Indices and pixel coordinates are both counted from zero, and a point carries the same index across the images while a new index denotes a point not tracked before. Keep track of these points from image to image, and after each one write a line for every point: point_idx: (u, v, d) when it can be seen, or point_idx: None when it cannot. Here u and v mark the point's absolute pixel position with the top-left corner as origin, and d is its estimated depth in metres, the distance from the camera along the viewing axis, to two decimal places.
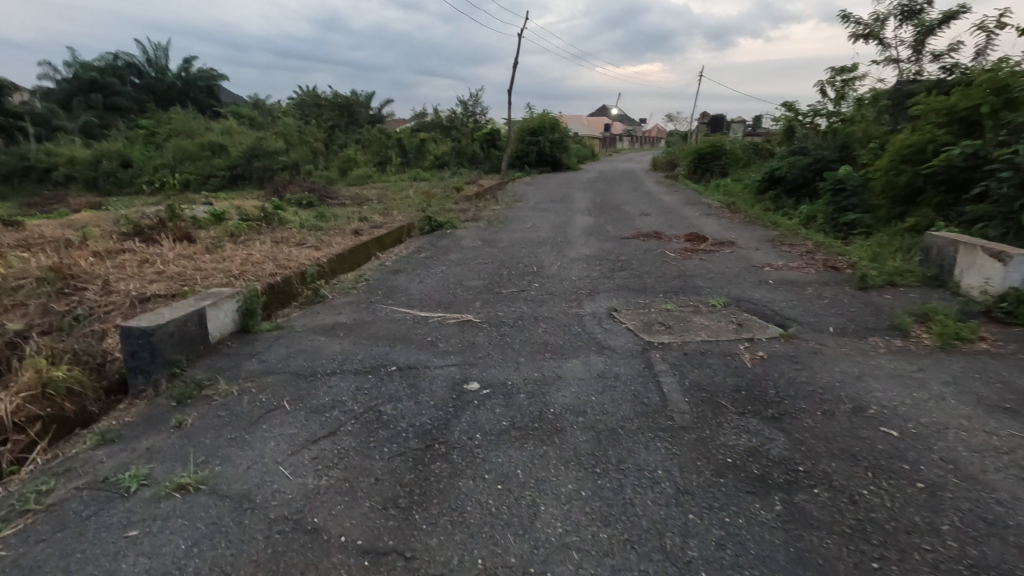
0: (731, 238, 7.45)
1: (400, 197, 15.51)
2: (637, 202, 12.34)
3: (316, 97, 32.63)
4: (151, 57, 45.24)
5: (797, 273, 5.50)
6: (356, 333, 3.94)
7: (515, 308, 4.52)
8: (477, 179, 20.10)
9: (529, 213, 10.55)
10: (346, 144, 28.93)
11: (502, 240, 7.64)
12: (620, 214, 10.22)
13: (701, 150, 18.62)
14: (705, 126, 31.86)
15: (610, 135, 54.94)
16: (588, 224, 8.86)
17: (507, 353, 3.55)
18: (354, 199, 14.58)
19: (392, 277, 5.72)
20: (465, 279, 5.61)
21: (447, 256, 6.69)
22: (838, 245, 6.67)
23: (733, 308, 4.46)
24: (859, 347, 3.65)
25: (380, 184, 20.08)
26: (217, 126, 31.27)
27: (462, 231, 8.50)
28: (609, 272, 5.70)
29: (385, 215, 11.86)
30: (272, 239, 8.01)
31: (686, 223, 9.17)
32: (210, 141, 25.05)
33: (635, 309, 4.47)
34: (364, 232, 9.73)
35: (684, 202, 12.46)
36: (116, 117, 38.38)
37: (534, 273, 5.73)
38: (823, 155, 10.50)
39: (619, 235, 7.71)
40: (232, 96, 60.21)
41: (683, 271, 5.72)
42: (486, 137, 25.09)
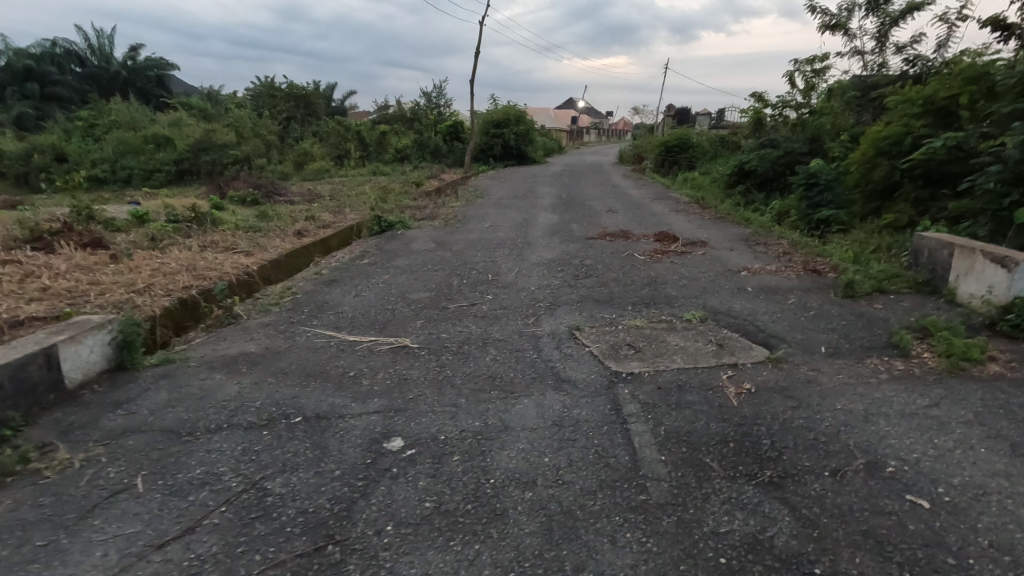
0: (703, 237, 6.95)
1: (355, 193, 14.62)
2: (603, 198, 11.80)
3: (270, 87, 31.11)
4: (94, 45, 42.69)
5: (777, 279, 5.00)
6: (262, 368, 3.23)
7: (462, 329, 3.88)
8: (440, 174, 19.30)
9: (489, 210, 9.88)
10: (302, 137, 27.66)
11: (457, 243, 6.96)
12: (585, 211, 9.66)
13: (668, 143, 18.23)
14: (672, 119, 31.68)
15: (577, 128, 54.57)
16: (552, 223, 8.25)
17: (444, 394, 2.90)
18: (304, 195, 13.65)
19: (325, 289, 5.00)
20: (409, 290, 4.93)
21: (393, 262, 5.98)
22: (816, 244, 6.23)
23: (711, 324, 3.92)
24: (858, 373, 3.13)
25: (338, 179, 19.11)
26: (164, 118, 29.55)
27: (414, 232, 7.78)
28: (571, 279, 5.09)
29: (336, 213, 11.05)
30: (199, 244, 7.15)
31: (654, 220, 8.67)
32: (154, 134, 23.55)
33: (600, 328, 3.86)
34: (308, 233, 8.91)
35: (652, 197, 12.01)
36: (55, 108, 36.03)
37: (488, 282, 5.09)
38: (793, 147, 10.14)
39: (584, 235, 7.13)
40: (184, 86, 57.51)
41: (653, 277, 5.16)
42: (450, 130, 24.25)
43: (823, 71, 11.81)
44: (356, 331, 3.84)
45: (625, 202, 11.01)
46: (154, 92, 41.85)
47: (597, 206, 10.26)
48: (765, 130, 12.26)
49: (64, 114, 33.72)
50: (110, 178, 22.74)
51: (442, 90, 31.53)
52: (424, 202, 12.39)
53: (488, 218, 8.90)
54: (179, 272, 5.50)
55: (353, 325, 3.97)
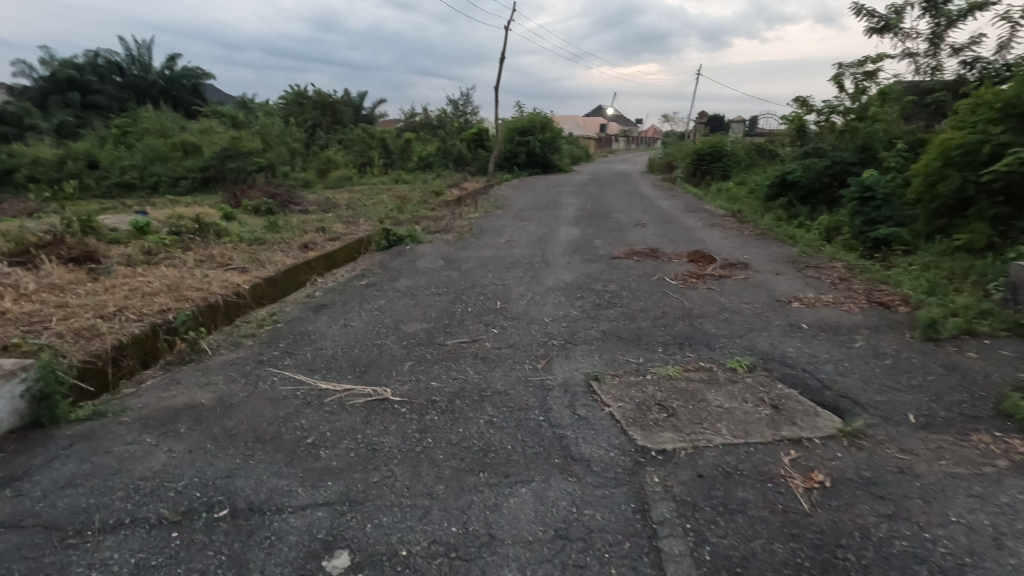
0: (743, 258, 6.18)
1: (373, 202, 14.19)
2: (631, 210, 11.05)
3: (298, 95, 31.24)
4: (135, 55, 43.89)
5: (837, 314, 4.23)
6: (206, 426, 2.64)
7: (457, 376, 3.24)
8: (461, 182, 18.82)
9: (508, 223, 9.25)
10: (328, 145, 27.59)
11: (467, 261, 6.34)
12: (611, 224, 8.95)
13: (701, 151, 17.33)
14: (704, 126, 30.66)
15: (606, 135, 53.76)
16: (573, 239, 7.56)
17: (420, 476, 2.26)
18: (321, 204, 13.26)
19: (312, 316, 4.43)
20: (405, 319, 4.32)
21: (394, 283, 5.39)
22: (877, 269, 5.42)
23: (760, 375, 3.19)
24: (966, 458, 2.38)
25: (359, 188, 18.81)
26: (195, 126, 29.94)
27: (424, 248, 7.21)
28: (592, 310, 4.41)
29: (349, 224, 10.59)
30: (194, 259, 6.70)
31: (685, 236, 7.93)
32: (182, 142, 23.75)
33: (623, 377, 3.18)
34: (314, 246, 8.43)
35: (683, 210, 11.22)
36: (94, 116, 36.99)
37: (495, 311, 4.45)
38: (842, 157, 9.26)
39: (608, 253, 6.44)
40: (219, 95, 58.78)
41: (687, 307, 4.44)
42: (474, 137, 23.79)
43: (875, 74, 10.87)
44: (331, 376, 3.24)
45: (653, 215, 10.25)
46: (188, 100, 42.72)
47: (624, 220, 9.54)
48: (809, 138, 11.34)
49: (101, 122, 34.57)
50: (139, 185, 22.98)
51: (468, 98, 31.15)
52: (442, 213, 11.86)
53: (504, 233, 8.26)
54: (159, 293, 5.01)
55: (330, 367, 3.37)
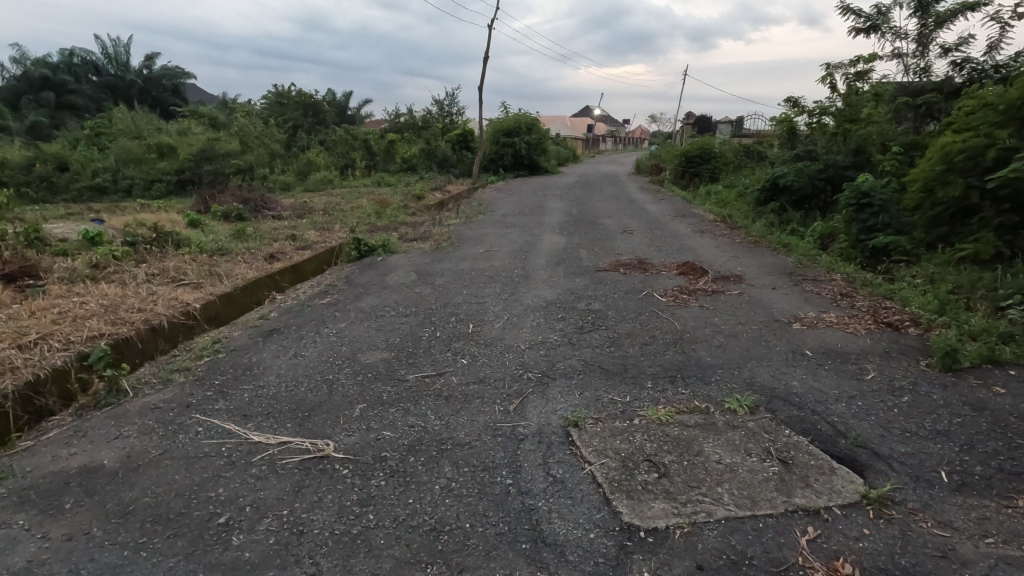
0: (735, 270, 5.80)
1: (352, 207, 13.66)
2: (618, 215, 10.66)
3: (279, 95, 30.53)
4: (111, 54, 42.79)
5: (842, 337, 3.85)
6: (100, 501, 2.17)
7: (416, 422, 2.80)
8: (445, 186, 18.32)
9: (489, 231, 8.81)
10: (309, 146, 26.94)
11: (442, 275, 5.88)
12: (597, 231, 8.54)
13: (689, 153, 17.00)
14: (691, 127, 30.45)
15: (593, 136, 53.50)
16: (557, 248, 7.14)
17: (353, 573, 1.82)
18: (296, 210, 12.71)
19: (261, 344, 3.96)
20: (365, 347, 3.85)
21: (359, 302, 4.92)
22: (879, 283, 5.06)
23: (763, 418, 2.78)
24: (1016, 532, 1.98)
25: (339, 191, 18.26)
26: (172, 127, 29.15)
27: (397, 260, 6.74)
28: (573, 334, 3.98)
29: (323, 232, 10.08)
30: (144, 274, 6.18)
31: (675, 244, 7.55)
32: (157, 143, 23.01)
33: (606, 423, 2.75)
34: (282, 256, 7.92)
35: (672, 215, 10.87)
36: (69, 117, 35.95)
37: (467, 336, 4.00)
38: (835, 160, 8.94)
39: (592, 265, 6.03)
40: (200, 95, 57.69)
41: (678, 330, 4.03)
42: (458, 139, 23.30)
43: (867, 74, 10.60)
44: (267, 424, 2.77)
45: (641, 221, 9.85)
46: (167, 100, 41.73)
47: (610, 226, 9.13)
48: (800, 139, 11.06)
49: (75, 123, 33.59)
50: (111, 188, 22.19)
51: (453, 98, 30.65)
52: (422, 219, 11.37)
53: (484, 242, 7.81)
54: (93, 316, 4.51)
55: (268, 412, 2.90)
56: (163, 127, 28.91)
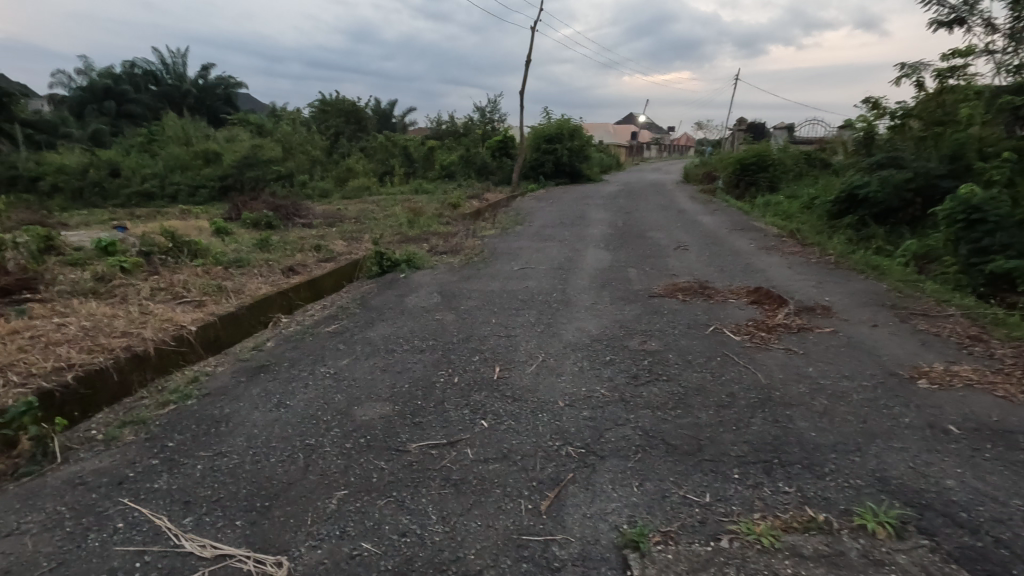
0: (821, 300, 4.80)
1: (385, 215, 13.14)
2: (669, 227, 9.68)
3: (322, 102, 30.72)
4: (171, 65, 44.45)
5: (996, 406, 2.85)
6: None
7: (412, 528, 2.01)
8: (483, 194, 17.65)
9: (526, 244, 8.02)
10: (350, 153, 26.88)
11: (470, 298, 5.10)
12: (646, 246, 7.65)
13: (744, 161, 15.78)
14: (742, 134, 28.91)
15: (637, 144, 52.17)
16: (602, 266, 6.27)
17: None
18: (327, 218, 12.27)
19: (244, 386, 3.27)
20: (365, 395, 3.11)
21: (370, 331, 4.20)
22: (1018, 324, 3.98)
23: (919, 550, 1.87)
24: None
25: (376, 199, 17.85)
26: (220, 134, 29.71)
27: (421, 277, 6.02)
28: (626, 387, 3.13)
29: (351, 242, 9.56)
30: (148, 289, 5.66)
31: (738, 263, 6.57)
32: (204, 150, 23.33)
33: (680, 547, 1.90)
34: (302, 269, 7.34)
35: (730, 228, 9.81)
36: (127, 125, 37.32)
37: (491, 385, 3.20)
38: (926, 168, 7.74)
39: (644, 290, 5.15)
40: (252, 104, 59.47)
41: (762, 383, 3.12)
42: (499, 146, 22.65)
43: (961, 71, 9.26)
44: (213, 519, 2.06)
45: (696, 235, 8.87)
46: (219, 108, 42.90)
47: (661, 240, 8.21)
48: (879, 145, 9.79)
49: (132, 130, 34.77)
50: (158, 193, 22.53)
51: (495, 105, 30.10)
52: (456, 229, 10.71)
53: (521, 257, 7.02)
54: (68, 342, 3.94)
55: (221, 498, 2.19)
56: (212, 134, 29.47)
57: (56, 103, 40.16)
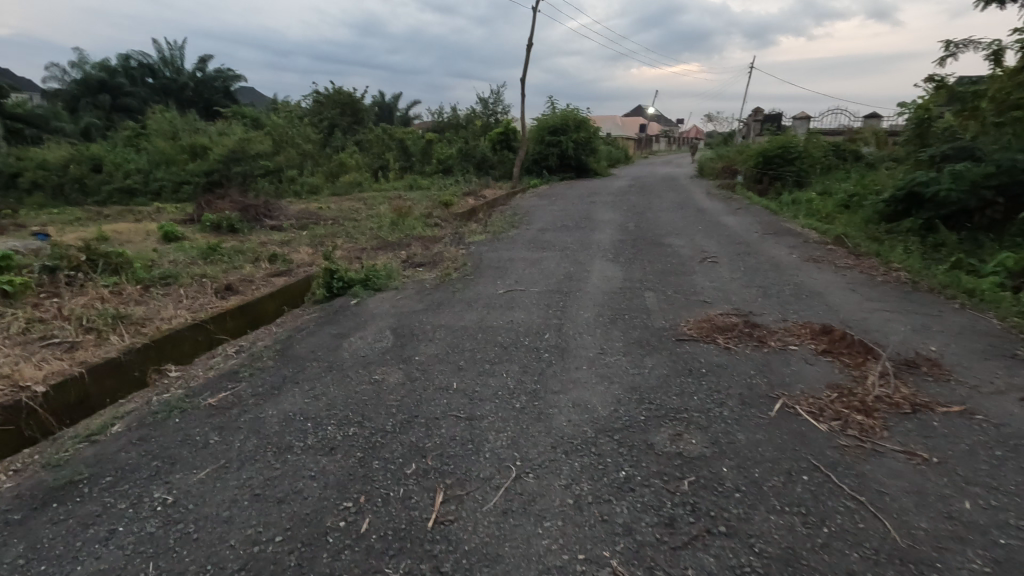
0: (921, 348, 3.41)
1: (368, 216, 11.80)
2: (688, 231, 8.27)
3: (317, 94, 29.35)
4: (168, 57, 43.27)
5: None
6: None
7: None
8: (480, 191, 16.25)
9: (519, 255, 6.65)
10: (344, 146, 25.53)
11: (432, 342, 3.75)
12: (665, 257, 6.27)
13: (768, 154, 14.24)
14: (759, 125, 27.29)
15: (646, 137, 50.51)
16: (611, 289, 4.89)
17: None
18: (302, 219, 10.95)
19: (11, 536, 1.93)
20: (199, 569, 1.77)
21: (271, 405, 2.87)
22: None
23: None
24: None
25: (365, 197, 16.53)
26: (211, 128, 28.48)
27: (376, 305, 4.68)
28: (657, 552, 1.78)
29: (319, 249, 8.24)
30: (21, 323, 4.34)
31: (785, 282, 5.18)
32: (190, 144, 22.09)
33: None
34: (244, 287, 6.01)
35: (760, 232, 8.40)
36: (121, 119, 36.22)
37: (423, 543, 1.86)
38: (1012, 161, 6.27)
39: (669, 329, 3.78)
40: (253, 98, 58.46)
41: (901, 551, 1.75)
42: (500, 138, 21.21)
43: None
44: None
45: (722, 241, 7.46)
46: (217, 101, 41.70)
47: (683, 248, 6.81)
48: (938, 133, 8.28)
49: (125, 123, 33.56)
50: (140, 189, 21.23)
51: (498, 96, 28.57)
52: (442, 233, 9.37)
53: (509, 274, 5.66)
54: None
55: None
56: (203, 127, 28.24)
57: (51, 97, 39.18)
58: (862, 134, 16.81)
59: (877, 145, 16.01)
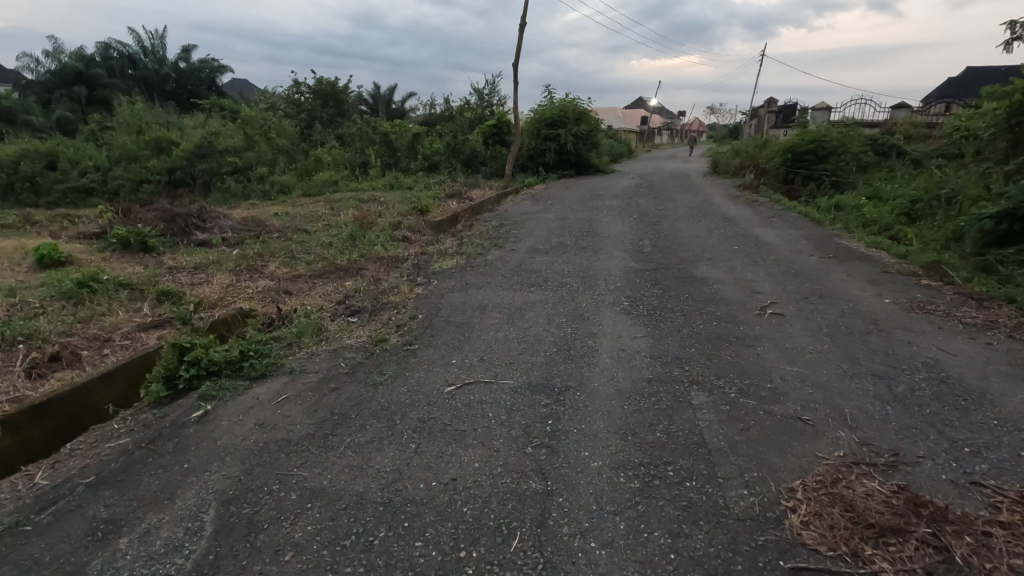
0: None
1: (325, 227, 9.83)
2: (721, 253, 6.35)
3: (296, 84, 27.19)
4: (149, 46, 40.88)
5: None
6: None
7: None
8: (467, 193, 14.28)
9: (494, 298, 4.70)
10: (324, 140, 23.45)
11: (283, 558, 1.84)
12: (703, 305, 4.32)
13: (798, 149, 12.26)
14: (776, 118, 25.28)
15: (649, 130, 48.36)
16: (635, 384, 2.96)
17: None
18: (241, 231, 8.96)
19: None
20: None
21: None
22: None
23: None
24: None
25: (337, 199, 14.54)
26: (183, 121, 26.26)
27: (234, 420, 2.74)
28: None
29: (241, 280, 6.32)
30: None
31: (907, 363, 3.26)
32: (155, 139, 19.90)
33: None
34: (88, 357, 4.06)
35: (814, 253, 6.48)
36: (94, 110, 33.87)
37: None
38: None
39: (761, 524, 1.89)
40: (242, 90, 56.27)
41: None
42: (492, 131, 19.17)
43: None
44: None
45: (772, 272, 5.52)
46: (199, 93, 39.39)
47: (726, 287, 4.87)
48: None
49: (91, 114, 31.00)
50: (97, 188, 18.62)
51: (491, 86, 26.43)
52: (406, 254, 7.44)
53: (474, 341, 3.72)
54: None
55: None
56: (171, 120, 25.97)
57: (20, 87, 36.73)
58: (899, 127, 14.85)
59: (918, 139, 14.08)
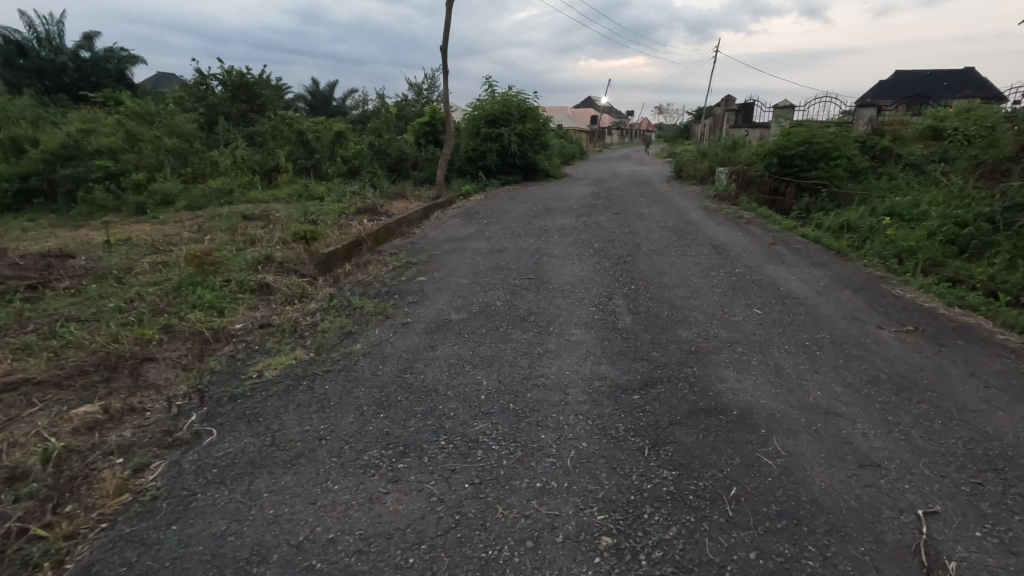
0: None
1: (162, 264, 6.86)
2: (743, 330, 3.88)
3: (201, 75, 23.43)
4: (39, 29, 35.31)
5: None
6: None
7: None
8: (388, 207, 11.49)
9: (300, 519, 2.02)
10: (231, 139, 19.98)
11: None
12: (786, 552, 1.80)
13: (786, 152, 10.12)
14: (738, 117, 23.49)
15: (600, 130, 46.47)
16: None
17: None
18: (8, 279, 5.88)
19: None
20: None
21: None
22: None
23: None
24: None
25: (222, 216, 11.46)
26: (62, 116, 22.08)
27: None
28: None
29: None
30: None
31: None
32: (11, 137, 16.04)
33: None
34: None
35: (880, 324, 4.12)
36: None
37: None
38: None
39: None
40: (161, 82, 50.95)
41: None
42: (424, 130, 16.35)
43: None
44: None
45: (851, 385, 3.06)
46: None
47: (803, 453, 2.36)
48: None
49: None
50: None
51: (430, 80, 23.54)
52: (241, 325, 4.63)
53: None
54: None
55: None
56: (42, 113, 21.63)
57: None
58: (888, 126, 12.98)
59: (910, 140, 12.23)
